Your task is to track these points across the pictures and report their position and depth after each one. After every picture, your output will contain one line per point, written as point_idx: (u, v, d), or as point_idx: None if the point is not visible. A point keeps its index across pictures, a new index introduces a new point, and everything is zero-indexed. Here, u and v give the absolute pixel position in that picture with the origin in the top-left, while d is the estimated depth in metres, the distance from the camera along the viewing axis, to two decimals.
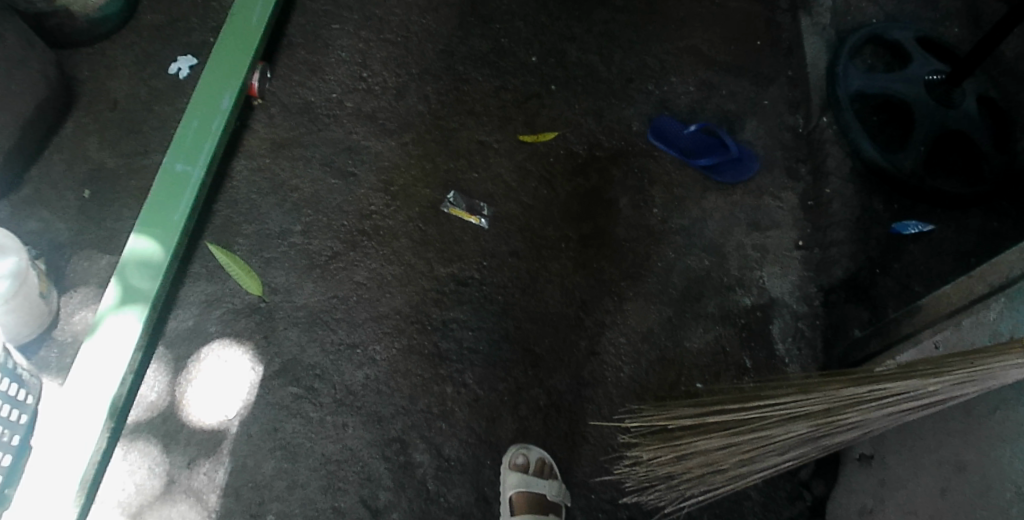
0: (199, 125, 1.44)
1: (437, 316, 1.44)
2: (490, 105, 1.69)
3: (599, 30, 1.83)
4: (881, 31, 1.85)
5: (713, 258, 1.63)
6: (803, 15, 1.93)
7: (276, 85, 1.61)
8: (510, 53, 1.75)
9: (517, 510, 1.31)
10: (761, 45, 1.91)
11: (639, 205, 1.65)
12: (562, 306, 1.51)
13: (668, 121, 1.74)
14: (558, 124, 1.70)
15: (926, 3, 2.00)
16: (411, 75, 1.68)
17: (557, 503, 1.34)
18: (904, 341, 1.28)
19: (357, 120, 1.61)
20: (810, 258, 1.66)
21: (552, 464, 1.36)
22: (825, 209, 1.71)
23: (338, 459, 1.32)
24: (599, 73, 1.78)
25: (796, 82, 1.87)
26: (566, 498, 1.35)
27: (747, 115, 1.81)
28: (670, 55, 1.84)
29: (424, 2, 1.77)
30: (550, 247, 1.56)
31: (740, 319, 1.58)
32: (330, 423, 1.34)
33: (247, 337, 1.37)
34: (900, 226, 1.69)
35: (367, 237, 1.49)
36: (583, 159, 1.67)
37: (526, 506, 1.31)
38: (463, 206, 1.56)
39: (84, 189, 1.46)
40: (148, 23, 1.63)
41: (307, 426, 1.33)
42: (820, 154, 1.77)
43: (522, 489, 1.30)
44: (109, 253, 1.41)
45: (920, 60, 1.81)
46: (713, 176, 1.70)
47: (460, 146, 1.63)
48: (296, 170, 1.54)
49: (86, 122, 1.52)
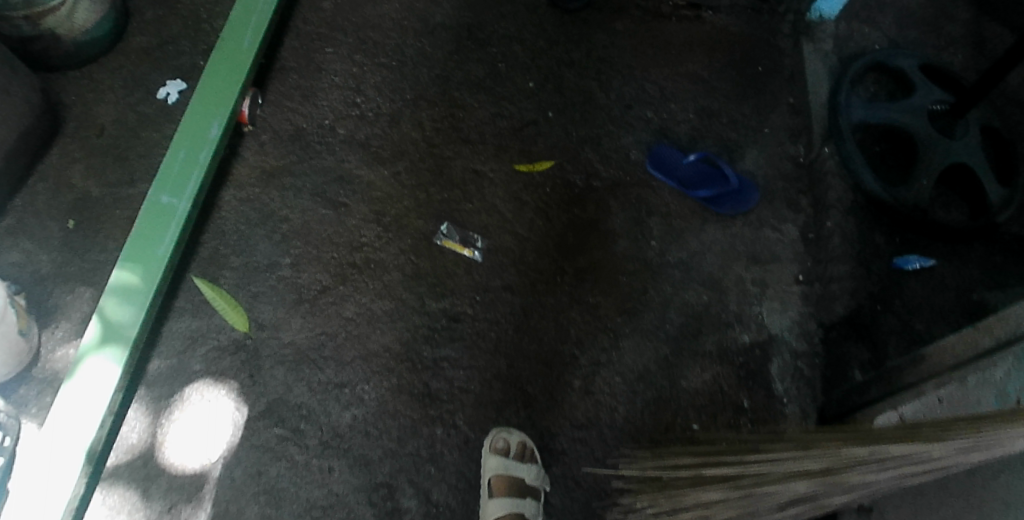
0: (186, 156, 1.40)
1: (428, 355, 1.41)
2: (486, 132, 1.65)
3: (598, 55, 1.79)
4: (886, 58, 1.81)
5: (712, 293, 1.59)
6: (806, 41, 1.90)
7: (267, 111, 1.58)
8: (507, 79, 1.72)
9: (496, 492, 1.32)
10: (762, 71, 1.87)
11: (637, 237, 1.62)
12: (556, 343, 1.47)
13: (668, 150, 1.70)
14: (556, 152, 1.66)
15: (930, 30, 1.97)
16: (406, 101, 1.65)
17: (536, 488, 1.34)
18: (906, 390, 1.25)
19: (349, 148, 1.57)
20: (811, 293, 1.62)
21: (532, 448, 1.36)
22: (826, 243, 1.67)
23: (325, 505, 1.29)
24: (598, 100, 1.74)
25: (797, 110, 1.83)
26: (545, 483, 1.35)
27: (748, 144, 1.77)
28: (670, 80, 1.80)
29: (420, 25, 1.73)
30: (545, 281, 1.53)
31: (738, 357, 1.54)
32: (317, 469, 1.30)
33: (232, 376, 1.34)
34: (903, 260, 1.66)
35: (357, 270, 1.46)
36: (581, 189, 1.63)
37: (504, 489, 1.31)
38: (456, 238, 1.52)
39: (69, 219, 1.43)
40: (137, 46, 1.60)
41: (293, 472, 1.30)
42: (821, 186, 1.73)
43: (500, 471, 1.30)
44: (92, 287, 1.38)
45: (924, 89, 1.78)
46: (713, 207, 1.66)
47: (455, 176, 1.59)
48: (286, 201, 1.50)
49: (72, 149, 1.49)
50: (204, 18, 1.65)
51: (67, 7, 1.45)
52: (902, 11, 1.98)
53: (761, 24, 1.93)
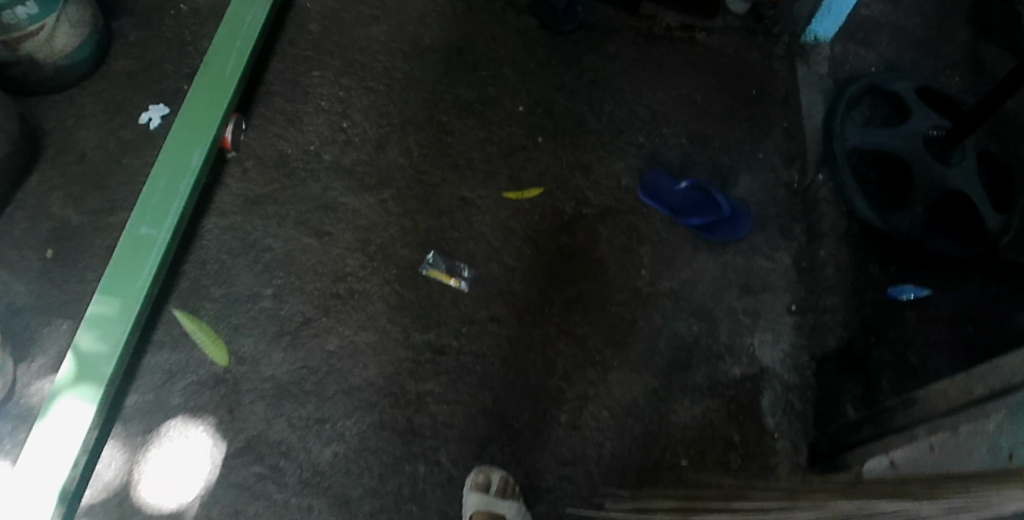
0: (166, 186, 1.38)
1: (412, 389, 1.39)
2: (475, 158, 1.62)
3: (590, 78, 1.76)
4: (881, 82, 1.79)
5: (702, 324, 1.57)
6: (800, 64, 1.87)
7: (252, 136, 1.55)
8: (497, 103, 1.69)
9: None
10: (756, 94, 1.84)
11: (627, 266, 1.59)
12: (542, 377, 1.45)
13: (660, 176, 1.66)
14: (546, 178, 1.63)
15: (928, 52, 1.94)
16: (393, 126, 1.62)
17: None
18: (898, 434, 1.22)
19: (335, 175, 1.55)
20: (803, 324, 1.60)
21: (515, 484, 1.35)
22: (820, 273, 1.64)
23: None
24: (589, 124, 1.71)
25: (792, 134, 1.80)
26: None
27: (741, 169, 1.74)
28: (663, 104, 1.77)
29: (409, 47, 1.71)
30: (532, 312, 1.50)
31: (728, 390, 1.52)
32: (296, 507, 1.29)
33: (210, 412, 1.33)
34: (897, 290, 1.63)
35: (341, 302, 1.43)
36: (570, 216, 1.60)
37: None
38: (442, 267, 1.50)
39: (47, 249, 1.41)
40: (120, 70, 1.58)
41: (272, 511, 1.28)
42: (815, 213, 1.70)
43: (486, 507, 1.29)
44: (69, 318, 1.36)
45: (920, 114, 1.76)
46: (704, 235, 1.64)
47: (442, 203, 1.56)
48: (269, 229, 1.47)
49: (51, 177, 1.47)
50: (189, 40, 1.63)
51: (46, 32, 1.42)
52: (899, 32, 1.95)
53: (756, 46, 1.90)
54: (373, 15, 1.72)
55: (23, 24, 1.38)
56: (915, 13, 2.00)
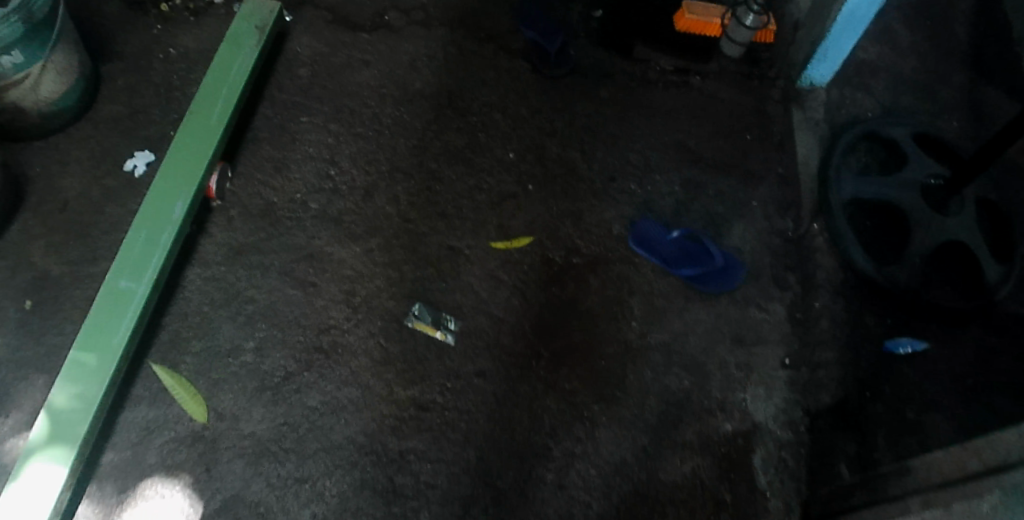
0: (147, 237, 1.37)
1: (394, 447, 1.36)
2: (463, 206, 1.60)
3: (581, 123, 1.75)
4: (876, 128, 1.77)
5: (694, 378, 1.53)
6: (796, 109, 1.85)
7: (238, 184, 1.54)
8: (487, 149, 1.67)
9: None
10: (751, 139, 1.81)
11: (617, 318, 1.56)
12: (529, 434, 1.42)
13: (651, 226, 1.64)
14: (535, 228, 1.61)
15: (925, 96, 1.92)
16: (381, 173, 1.60)
17: None
18: (891, 504, 1.19)
19: (321, 224, 1.53)
20: (797, 379, 1.56)
21: None
22: (814, 325, 1.61)
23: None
24: (580, 171, 1.69)
25: (787, 181, 1.77)
26: None
27: (735, 218, 1.71)
28: (656, 150, 1.75)
29: (399, 93, 1.70)
30: (519, 366, 1.47)
31: (719, 447, 1.48)
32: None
33: (187, 470, 1.31)
34: (893, 344, 1.60)
35: (324, 355, 1.41)
36: (560, 266, 1.58)
37: None
38: (428, 319, 1.47)
39: (25, 300, 1.39)
40: (106, 115, 1.57)
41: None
42: (809, 263, 1.67)
43: None
44: (46, 373, 1.35)
45: (917, 161, 1.72)
46: (697, 285, 1.60)
47: (430, 253, 1.54)
48: (253, 280, 1.46)
49: (33, 224, 1.45)
50: (176, 86, 1.62)
51: (31, 80, 1.41)
52: (896, 76, 1.93)
53: (750, 90, 1.88)
54: (363, 60, 1.72)
55: (8, 72, 1.36)
56: (911, 56, 1.98)
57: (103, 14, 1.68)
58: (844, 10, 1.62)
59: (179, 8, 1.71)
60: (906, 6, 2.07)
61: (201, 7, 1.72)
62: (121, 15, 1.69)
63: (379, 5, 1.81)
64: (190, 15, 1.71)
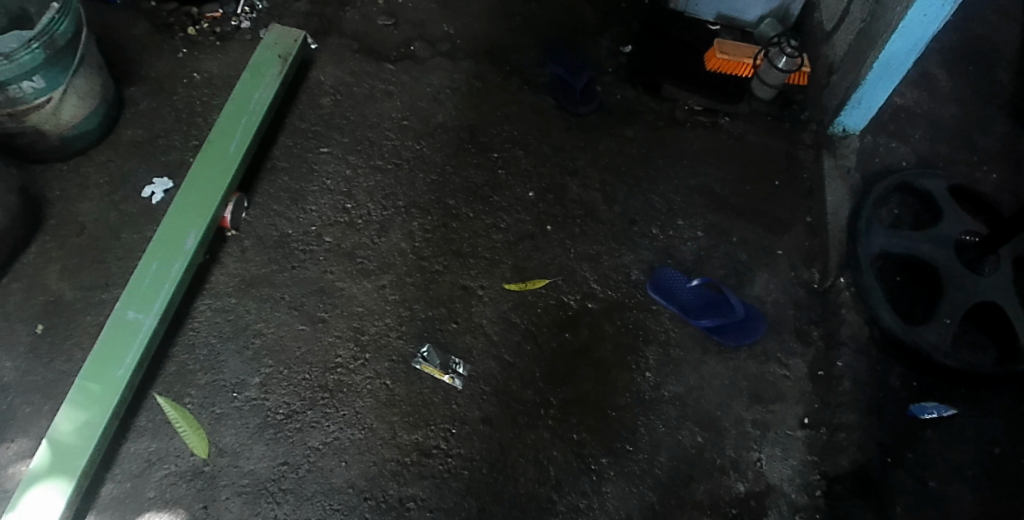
0: (158, 268, 1.38)
1: (394, 493, 1.34)
2: (479, 245, 1.57)
3: (604, 163, 1.72)
4: (912, 179, 1.70)
5: (707, 434, 1.48)
6: (828, 155, 1.77)
7: (253, 214, 1.54)
8: (506, 187, 1.65)
9: None
10: (779, 186, 1.76)
11: (630, 367, 1.51)
12: (532, 486, 1.38)
13: (671, 273, 1.60)
14: (551, 270, 1.57)
15: (964, 145, 1.85)
16: (398, 208, 1.58)
17: None
18: None
19: (334, 258, 1.51)
20: (816, 440, 1.50)
21: None
22: (836, 385, 1.55)
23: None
24: (600, 212, 1.65)
25: (815, 230, 1.71)
26: None
27: (758, 267, 1.66)
28: (679, 194, 1.71)
29: (421, 126, 1.69)
30: (527, 413, 1.44)
31: (731, 508, 1.42)
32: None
33: (185, 506, 1.29)
34: (918, 408, 1.53)
35: (329, 395, 1.40)
36: (574, 311, 1.54)
37: None
38: (436, 363, 1.44)
39: (37, 323, 1.40)
40: (128, 140, 1.58)
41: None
42: (834, 319, 1.61)
43: None
44: (52, 399, 1.34)
45: (953, 216, 1.65)
46: (716, 337, 1.56)
47: (442, 292, 1.52)
48: (262, 313, 1.45)
49: (50, 248, 1.46)
50: (199, 112, 1.64)
51: (52, 105, 1.42)
52: (934, 123, 1.87)
53: (781, 134, 1.83)
54: (386, 92, 1.72)
55: (28, 97, 1.37)
56: (951, 103, 1.91)
57: (132, 37, 1.73)
58: (882, 57, 1.57)
59: (206, 32, 1.75)
60: (947, 52, 2.01)
61: (228, 32, 1.76)
62: (150, 38, 1.73)
63: (406, 35, 1.83)
64: (216, 39, 1.74)
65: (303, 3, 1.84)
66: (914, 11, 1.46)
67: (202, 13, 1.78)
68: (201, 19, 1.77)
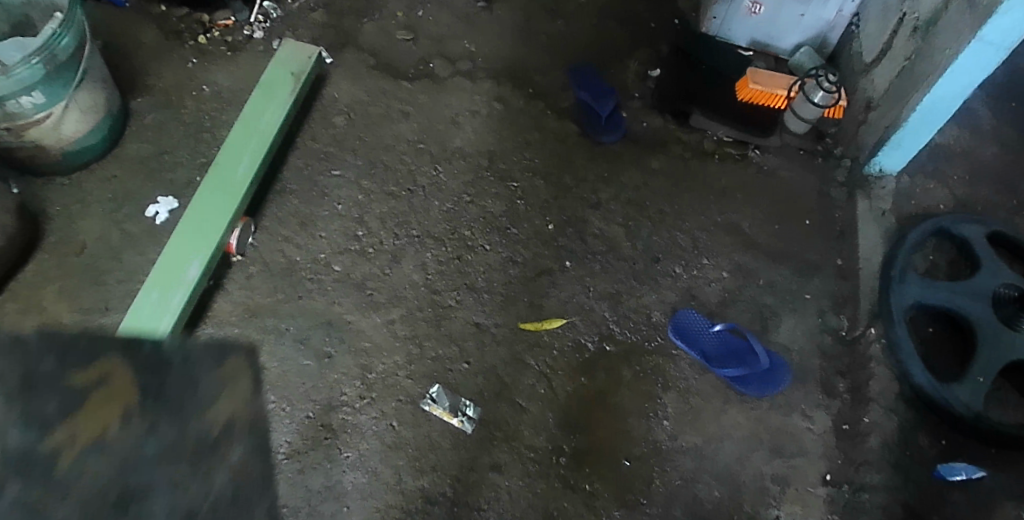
0: (159, 296, 1.32)
1: None
2: (493, 280, 1.51)
3: (628, 196, 1.65)
4: (950, 225, 1.60)
5: (725, 489, 1.39)
6: (862, 197, 1.69)
7: (261, 240, 1.49)
8: (524, 219, 1.59)
9: None
10: (809, 225, 1.68)
11: (647, 415, 1.43)
12: None
13: (693, 316, 1.53)
14: (569, 309, 1.51)
15: (1006, 188, 1.75)
16: (411, 237, 1.53)
17: None
18: None
19: (343, 289, 1.46)
20: (837, 498, 1.41)
21: None
22: (862, 441, 1.45)
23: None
24: (621, 249, 1.59)
25: (845, 274, 1.63)
26: None
27: (785, 311, 1.58)
28: (705, 231, 1.64)
29: (438, 150, 1.64)
30: (538, 462, 1.36)
31: None
32: (180, 491, 0.46)
33: None
34: (946, 469, 1.42)
35: (332, 435, 1.33)
36: (592, 354, 1.47)
37: None
38: (445, 404, 1.38)
39: None
40: (134, 155, 1.52)
41: (133, 410, 0.45)
42: (862, 372, 1.51)
43: None
44: None
45: (990, 268, 1.55)
46: (738, 387, 1.47)
47: (454, 329, 1.46)
48: (266, 345, 1.39)
49: (48, 266, 1.40)
50: (208, 127, 1.58)
51: (53, 119, 1.35)
52: (974, 164, 1.77)
53: (814, 170, 1.75)
54: (403, 112, 1.67)
55: (27, 112, 1.31)
56: (993, 142, 1.81)
57: (141, 44, 1.66)
58: (925, 100, 1.49)
59: (217, 41, 1.69)
60: (989, 88, 1.92)
61: (240, 41, 1.69)
62: (159, 46, 1.67)
63: (425, 52, 1.77)
64: (228, 49, 1.68)
65: (320, 13, 1.78)
66: (965, 56, 1.38)
67: (214, 21, 1.71)
68: (211, 27, 1.71)
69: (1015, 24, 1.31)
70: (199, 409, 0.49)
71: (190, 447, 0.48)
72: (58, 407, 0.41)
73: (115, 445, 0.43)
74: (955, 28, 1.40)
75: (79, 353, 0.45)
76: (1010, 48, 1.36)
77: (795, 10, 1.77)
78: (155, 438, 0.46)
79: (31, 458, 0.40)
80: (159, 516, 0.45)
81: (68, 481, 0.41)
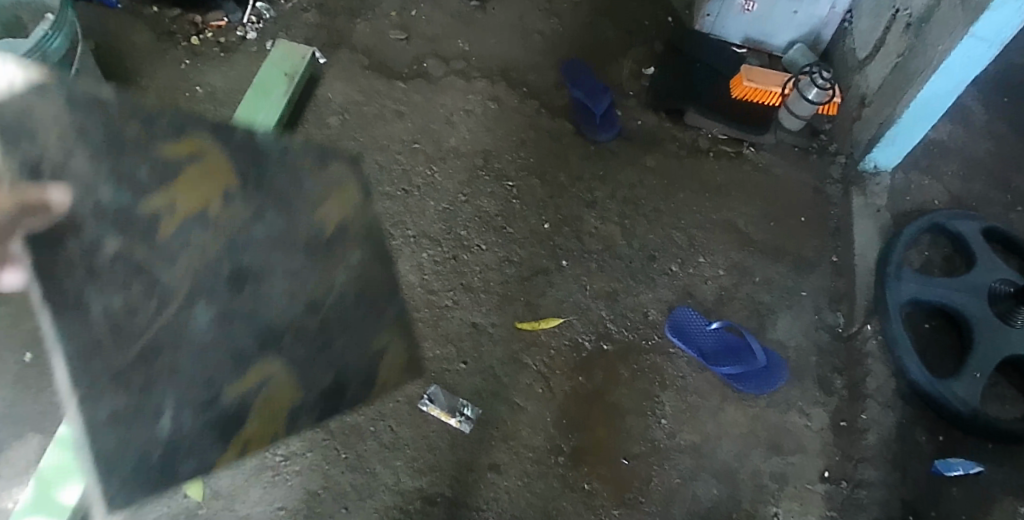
0: None
1: None
2: (490, 280, 1.51)
3: (624, 194, 1.65)
4: (945, 221, 1.60)
5: (724, 487, 1.39)
6: (857, 194, 1.70)
7: None
8: (520, 218, 1.58)
9: None
10: (805, 222, 1.68)
11: (646, 413, 1.43)
12: None
13: (690, 315, 1.53)
14: (566, 308, 1.51)
15: (999, 184, 1.76)
16: (407, 238, 1.53)
17: None
18: None
19: None
20: (836, 495, 1.41)
21: None
22: (860, 437, 1.45)
23: (316, 305, 0.75)
24: (618, 247, 1.59)
25: (842, 270, 1.63)
26: None
27: (781, 308, 1.58)
28: (701, 229, 1.64)
29: (433, 149, 1.63)
30: (537, 461, 1.36)
31: None
32: (290, 274, 0.72)
33: None
34: (944, 464, 1.42)
35: (330, 437, 1.33)
36: (589, 353, 1.47)
37: None
38: (443, 405, 1.38)
39: (27, 352, 1.33)
40: None
41: (228, 187, 0.67)
42: (859, 368, 1.52)
43: None
44: (40, 432, 1.27)
45: (985, 263, 1.56)
46: (736, 384, 1.47)
47: (451, 329, 1.45)
48: None
49: None
50: None
51: None
52: (968, 159, 1.77)
53: (809, 167, 1.75)
54: (397, 112, 1.67)
55: None
56: (986, 137, 1.82)
57: (133, 45, 1.66)
58: (919, 97, 1.49)
59: (210, 41, 1.68)
60: (983, 84, 1.92)
61: (233, 42, 1.69)
62: (151, 47, 1.66)
63: (419, 51, 1.76)
64: (220, 50, 1.67)
65: (313, 14, 1.77)
66: (957, 53, 1.39)
67: (206, 21, 1.70)
68: (204, 27, 1.70)
69: (1007, 21, 1.32)
70: (307, 208, 0.73)
71: (293, 222, 0.72)
72: (152, 176, 0.61)
73: (212, 216, 0.65)
74: (947, 24, 1.41)
75: (178, 126, 0.65)
76: (1002, 44, 1.36)
77: (789, 7, 1.77)
78: (260, 218, 0.69)
79: (133, 212, 0.59)
80: (273, 289, 0.70)
81: (170, 241, 0.61)
